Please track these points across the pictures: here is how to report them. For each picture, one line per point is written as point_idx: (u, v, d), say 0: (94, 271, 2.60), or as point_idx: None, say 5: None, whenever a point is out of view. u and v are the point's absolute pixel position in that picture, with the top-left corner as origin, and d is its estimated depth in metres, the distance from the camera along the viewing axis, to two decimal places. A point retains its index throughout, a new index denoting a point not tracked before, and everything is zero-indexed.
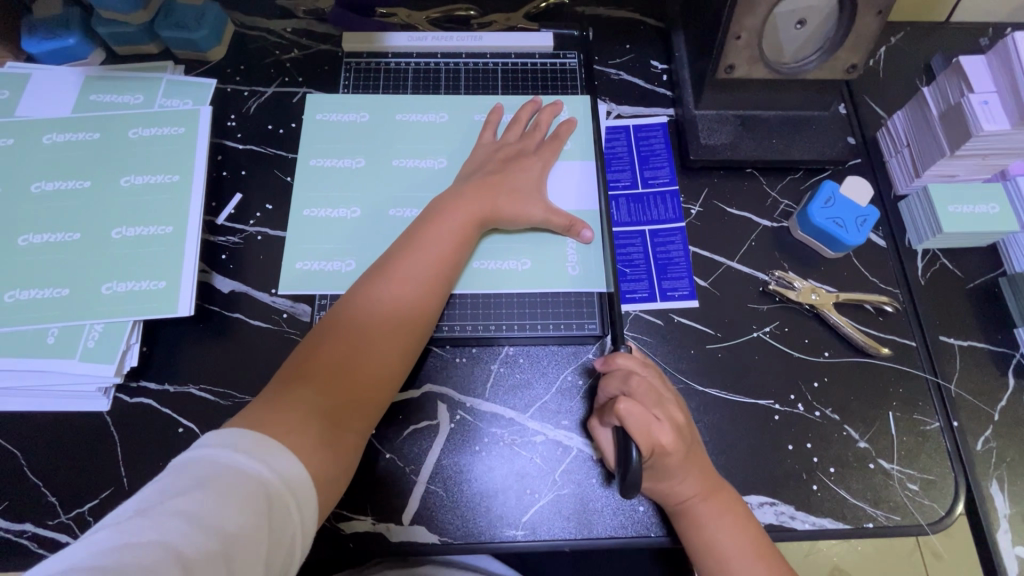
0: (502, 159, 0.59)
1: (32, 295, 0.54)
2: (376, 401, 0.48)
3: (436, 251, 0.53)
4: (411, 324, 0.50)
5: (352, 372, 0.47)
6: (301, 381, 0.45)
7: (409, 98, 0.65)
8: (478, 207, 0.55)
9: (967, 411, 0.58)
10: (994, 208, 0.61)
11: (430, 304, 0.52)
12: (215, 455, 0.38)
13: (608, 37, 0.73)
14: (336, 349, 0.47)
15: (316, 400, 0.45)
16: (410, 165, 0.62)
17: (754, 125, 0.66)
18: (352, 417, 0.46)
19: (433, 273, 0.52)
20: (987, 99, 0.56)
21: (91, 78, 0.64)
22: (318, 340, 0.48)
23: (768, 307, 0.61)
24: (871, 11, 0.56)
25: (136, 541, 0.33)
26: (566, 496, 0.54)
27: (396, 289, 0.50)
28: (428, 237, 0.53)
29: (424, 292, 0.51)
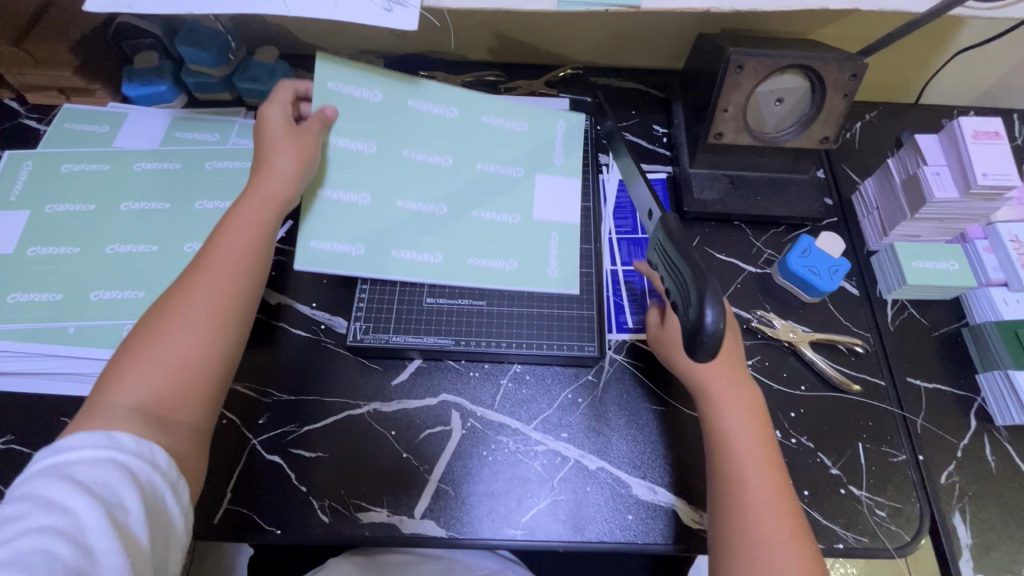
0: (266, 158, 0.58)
1: (112, 295, 0.63)
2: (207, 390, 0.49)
3: (218, 260, 0.53)
4: (224, 319, 0.51)
5: (183, 366, 0.48)
6: (127, 377, 0.46)
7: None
8: (257, 206, 0.56)
9: (932, 447, 0.63)
10: (953, 265, 0.69)
11: (234, 300, 0.52)
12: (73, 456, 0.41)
13: (616, 104, 0.84)
14: (171, 344, 0.48)
15: (136, 394, 0.46)
16: None
17: (741, 184, 0.76)
18: (174, 405, 0.47)
19: (229, 272, 0.52)
20: (939, 170, 0.64)
21: (177, 118, 0.76)
22: (149, 333, 0.48)
23: (750, 342, 0.68)
24: (838, 94, 0.66)
25: (9, 539, 0.37)
26: (563, 501, 0.59)
27: (186, 292, 0.50)
28: (222, 236, 0.54)
29: (226, 292, 0.51)
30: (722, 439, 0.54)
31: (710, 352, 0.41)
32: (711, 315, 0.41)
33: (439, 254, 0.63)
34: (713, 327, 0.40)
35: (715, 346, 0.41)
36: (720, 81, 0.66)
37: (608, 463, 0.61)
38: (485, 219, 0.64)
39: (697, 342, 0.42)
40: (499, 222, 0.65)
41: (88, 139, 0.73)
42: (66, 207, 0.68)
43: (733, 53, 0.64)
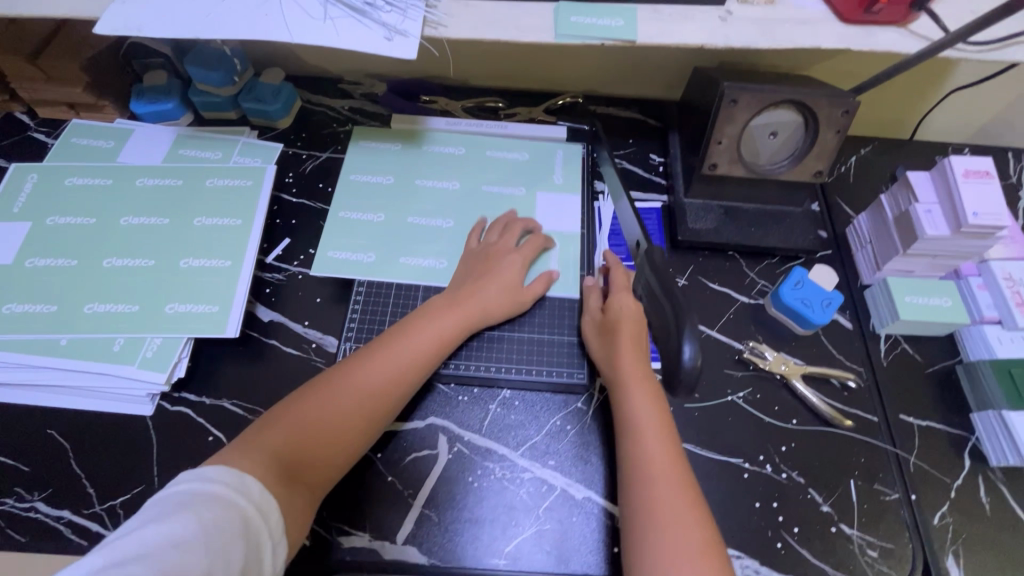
0: (485, 263, 0.68)
1: (106, 308, 0.63)
2: (330, 468, 0.54)
3: (415, 343, 0.60)
4: (366, 416, 0.55)
5: (325, 442, 0.53)
6: (281, 426, 0.53)
7: (429, 169, 0.78)
8: (466, 311, 0.64)
9: (925, 486, 0.62)
10: (946, 301, 0.68)
11: (378, 406, 0.56)
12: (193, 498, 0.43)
13: (613, 132, 0.86)
14: (317, 407, 0.54)
15: (279, 455, 0.51)
16: (422, 223, 0.74)
17: (736, 214, 0.76)
18: (304, 472, 0.52)
19: (411, 355, 0.59)
20: (930, 208, 0.65)
21: (182, 135, 0.77)
22: (309, 391, 0.56)
23: (742, 374, 0.68)
24: (831, 130, 0.67)
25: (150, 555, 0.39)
26: (547, 531, 0.58)
27: (364, 370, 0.57)
28: (414, 327, 0.61)
29: (388, 377, 0.58)
30: (634, 456, 0.56)
31: (688, 384, 0.52)
32: (687, 351, 0.51)
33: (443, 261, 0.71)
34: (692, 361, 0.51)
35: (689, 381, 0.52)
36: (714, 115, 0.67)
37: (595, 493, 0.60)
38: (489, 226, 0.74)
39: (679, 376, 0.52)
40: (502, 231, 0.74)
41: (93, 154, 0.75)
42: (67, 220, 0.69)
43: (727, 87, 0.65)
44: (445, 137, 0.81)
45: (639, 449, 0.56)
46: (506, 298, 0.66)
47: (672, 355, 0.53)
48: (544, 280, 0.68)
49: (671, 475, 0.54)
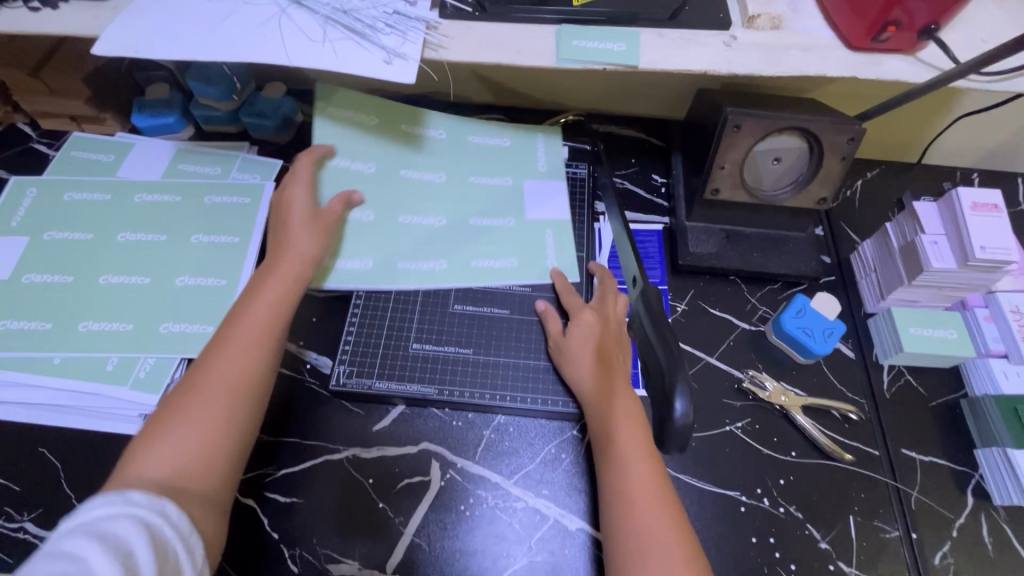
0: (306, 227, 0.65)
1: (100, 327, 0.63)
2: (222, 465, 0.49)
3: (248, 325, 0.56)
4: (238, 396, 0.51)
5: (201, 445, 0.48)
6: (158, 446, 0.47)
7: (407, 198, 0.74)
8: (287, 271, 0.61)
9: (925, 523, 0.61)
10: (952, 333, 0.67)
11: (250, 385, 0.53)
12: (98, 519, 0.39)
13: (616, 152, 0.85)
14: (200, 423, 0.49)
15: (166, 466, 0.46)
16: (413, 266, 0.70)
17: (737, 239, 0.75)
18: (193, 477, 0.47)
19: (253, 342, 0.55)
20: (937, 240, 0.64)
21: (181, 150, 0.77)
22: (191, 402, 0.50)
23: (741, 403, 0.67)
24: (836, 156, 0.66)
25: None
26: (539, 563, 0.58)
27: (223, 363, 0.53)
28: (247, 316, 0.56)
29: (243, 371, 0.53)
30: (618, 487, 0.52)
31: (680, 441, 0.53)
32: (677, 408, 0.52)
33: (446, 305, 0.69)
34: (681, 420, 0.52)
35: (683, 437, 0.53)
36: (717, 140, 0.66)
37: (588, 525, 0.59)
38: (484, 268, 0.71)
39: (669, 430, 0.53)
40: (497, 268, 0.71)
41: (93, 168, 0.75)
42: (65, 235, 0.69)
43: (731, 112, 0.64)
44: (422, 161, 0.77)
45: (620, 475, 0.53)
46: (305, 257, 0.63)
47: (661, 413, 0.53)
48: (556, 317, 0.67)
49: (654, 505, 0.51)
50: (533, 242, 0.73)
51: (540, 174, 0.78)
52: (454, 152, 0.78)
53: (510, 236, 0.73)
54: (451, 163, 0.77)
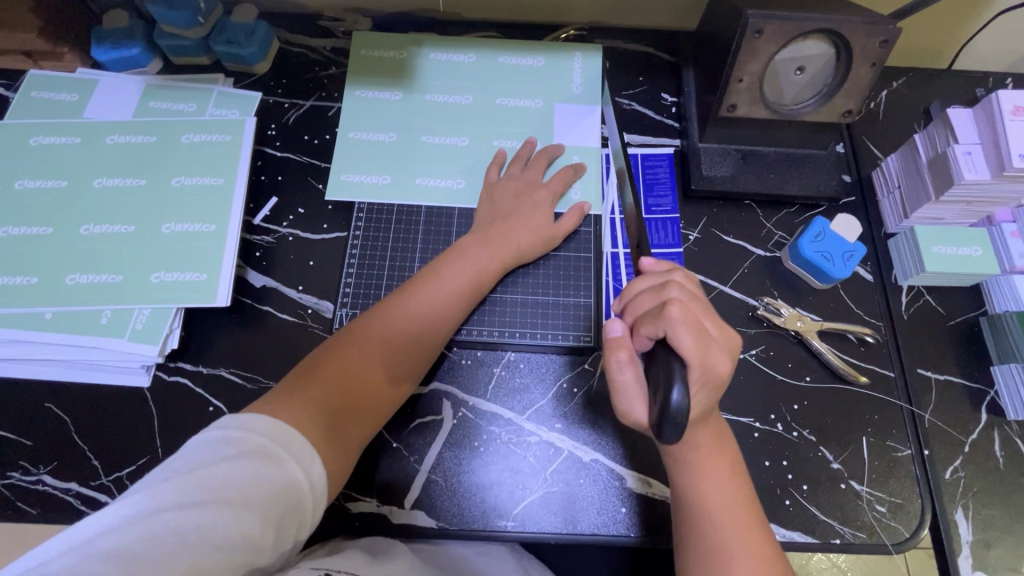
0: (514, 197, 0.65)
1: (89, 279, 0.61)
2: (371, 416, 0.54)
3: (443, 290, 0.59)
4: (398, 354, 0.56)
5: (356, 387, 0.53)
6: (315, 384, 0.51)
7: (429, 125, 0.70)
8: (499, 244, 0.62)
9: (938, 442, 0.61)
10: (977, 251, 0.64)
11: (412, 345, 0.57)
12: (234, 439, 0.43)
13: (622, 68, 0.78)
14: (356, 365, 0.54)
15: (324, 396, 0.51)
16: (431, 184, 0.68)
17: (754, 159, 0.71)
18: (348, 415, 0.52)
19: (463, 301, 0.60)
20: (970, 149, 0.60)
21: (151, 85, 0.71)
22: (360, 338, 0.55)
23: (755, 331, 0.65)
24: (866, 62, 0.60)
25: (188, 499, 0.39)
26: (555, 494, 0.58)
27: (401, 323, 0.57)
28: (451, 273, 0.60)
29: (418, 327, 0.57)
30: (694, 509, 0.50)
31: (675, 434, 0.43)
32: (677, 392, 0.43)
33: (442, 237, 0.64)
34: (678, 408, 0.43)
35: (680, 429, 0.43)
36: (735, 48, 0.60)
37: (602, 455, 0.59)
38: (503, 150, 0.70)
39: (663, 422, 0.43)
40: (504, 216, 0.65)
41: (56, 109, 0.69)
42: (37, 184, 0.64)
43: (751, 15, 0.58)
44: (445, 82, 0.72)
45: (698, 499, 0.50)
46: (537, 237, 0.64)
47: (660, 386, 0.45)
48: (575, 214, 0.65)
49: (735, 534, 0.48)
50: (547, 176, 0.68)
51: (573, 98, 0.72)
52: (479, 66, 0.73)
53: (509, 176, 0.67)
54: (477, 77, 0.72)
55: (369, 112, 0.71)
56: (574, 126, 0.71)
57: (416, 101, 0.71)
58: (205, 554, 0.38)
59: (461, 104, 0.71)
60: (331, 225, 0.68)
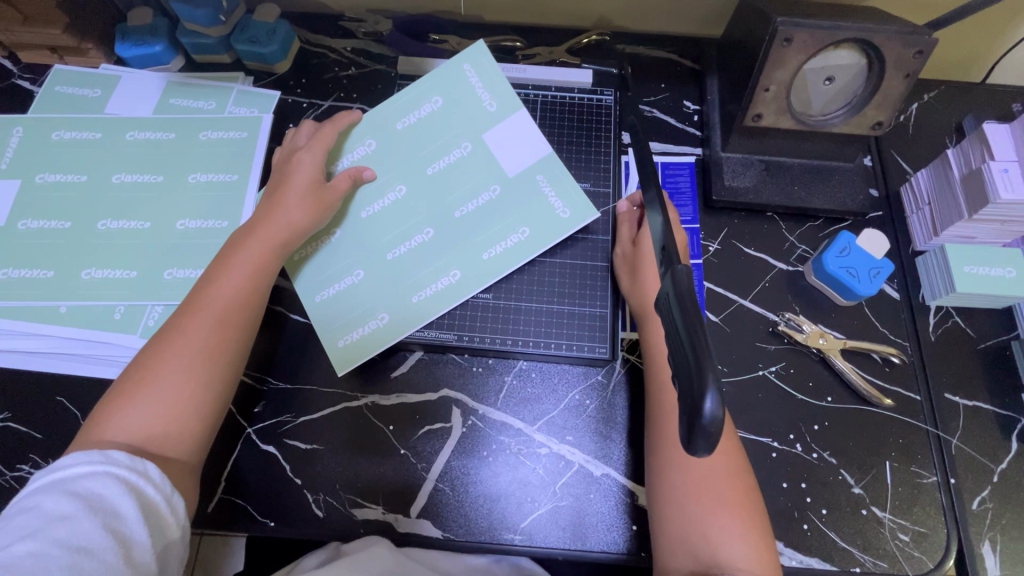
0: (286, 176, 0.62)
1: (105, 274, 0.61)
2: (204, 426, 0.50)
3: (232, 282, 0.54)
4: (213, 360, 0.51)
5: (171, 408, 0.48)
6: (131, 409, 0.47)
7: (429, 146, 0.66)
8: (272, 232, 0.58)
9: (965, 469, 0.59)
10: (1010, 272, 0.62)
11: (227, 345, 0.52)
12: (57, 473, 0.41)
13: (644, 75, 0.77)
14: (181, 375, 0.49)
15: (131, 433, 0.46)
16: (470, 209, 0.64)
17: (778, 170, 0.69)
18: (168, 439, 0.47)
19: (238, 289, 0.54)
20: (1007, 167, 0.58)
21: (172, 82, 0.71)
22: (179, 343, 0.50)
23: (775, 347, 0.63)
24: (899, 74, 0.58)
25: (49, 528, 0.39)
26: (564, 508, 0.57)
27: (183, 333, 0.51)
28: (227, 265, 0.55)
29: (222, 324, 0.52)
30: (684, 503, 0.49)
31: (709, 447, 0.32)
32: (710, 403, 0.31)
33: (457, 274, 0.63)
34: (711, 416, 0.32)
35: (715, 442, 0.32)
36: (763, 55, 0.59)
37: (613, 470, 0.58)
38: (513, 138, 0.66)
39: (692, 433, 0.32)
40: (511, 248, 0.63)
41: (79, 105, 0.69)
42: (57, 177, 0.65)
43: (781, 23, 0.56)
44: (407, 99, 0.68)
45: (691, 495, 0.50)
46: (316, 202, 0.60)
47: (683, 392, 0.34)
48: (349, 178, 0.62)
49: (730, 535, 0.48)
50: (532, 202, 0.64)
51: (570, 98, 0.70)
52: (441, 74, 0.68)
53: (512, 206, 0.64)
54: (445, 84, 0.68)
55: (389, 120, 0.67)
56: (523, 136, 0.66)
57: (381, 128, 0.67)
58: (73, 567, 0.38)
59: (433, 113, 0.67)
60: None
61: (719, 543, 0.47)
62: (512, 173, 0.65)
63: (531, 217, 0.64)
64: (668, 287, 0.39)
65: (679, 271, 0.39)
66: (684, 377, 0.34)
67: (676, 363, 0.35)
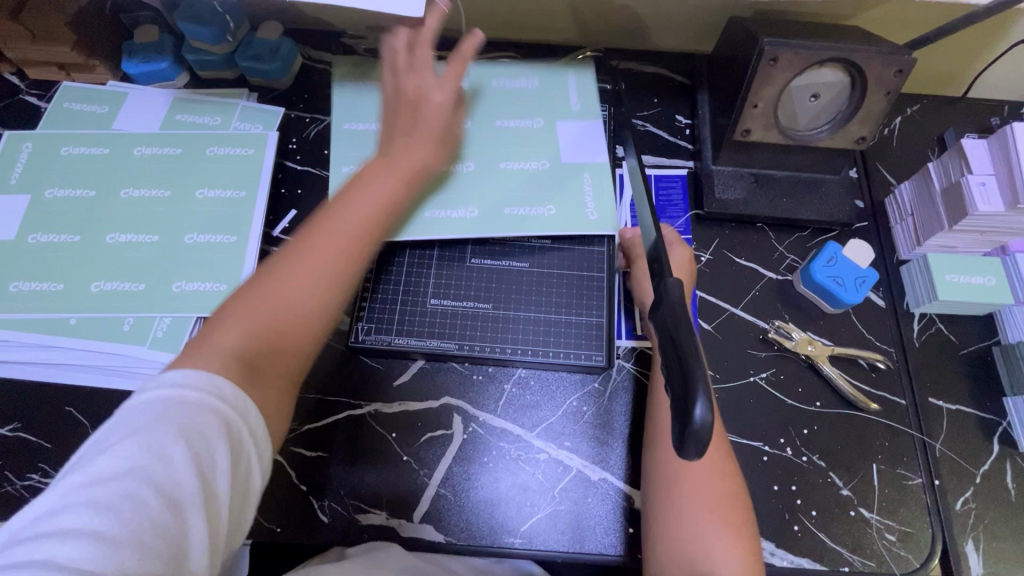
0: (405, 108, 0.60)
1: (113, 287, 0.62)
2: (301, 356, 0.49)
3: (361, 209, 0.53)
4: (329, 287, 0.50)
5: (277, 332, 0.47)
6: (243, 325, 0.46)
7: (508, 108, 0.73)
8: (401, 166, 0.57)
9: (949, 471, 0.61)
10: (990, 280, 0.64)
11: (347, 275, 0.51)
12: (163, 394, 0.41)
13: (637, 90, 0.79)
14: (295, 300, 0.48)
15: (242, 347, 0.45)
16: (513, 168, 0.70)
17: (767, 182, 0.71)
18: (272, 367, 0.46)
19: (363, 216, 0.53)
20: (984, 180, 0.61)
21: (178, 99, 0.73)
22: (299, 262, 0.49)
23: (766, 354, 0.65)
24: (880, 91, 0.61)
25: (142, 462, 0.38)
26: (562, 512, 0.59)
27: (305, 255, 0.50)
28: (358, 193, 0.54)
29: (350, 252, 0.51)
30: (680, 515, 0.50)
31: (698, 452, 0.34)
32: (700, 409, 0.33)
33: (474, 211, 0.67)
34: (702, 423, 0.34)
35: (705, 448, 0.34)
36: (751, 73, 0.61)
37: (611, 474, 0.60)
38: (572, 129, 0.72)
39: (683, 439, 0.34)
40: (533, 217, 0.67)
41: (86, 120, 0.71)
42: (66, 192, 0.66)
43: (767, 43, 0.59)
44: (511, 69, 0.76)
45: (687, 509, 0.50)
46: (432, 144, 0.59)
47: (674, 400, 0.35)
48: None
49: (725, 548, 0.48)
50: (570, 189, 0.68)
51: (573, 114, 0.73)
52: (553, 70, 0.76)
53: (550, 184, 0.69)
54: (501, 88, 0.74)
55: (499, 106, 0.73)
56: (591, 134, 0.72)
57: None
58: (155, 515, 0.37)
59: (527, 87, 0.75)
60: None
61: (716, 557, 0.48)
62: (565, 165, 0.70)
63: (561, 199, 0.68)
64: (659, 299, 0.41)
65: (670, 284, 0.41)
66: (674, 384, 0.36)
67: (667, 371, 0.37)
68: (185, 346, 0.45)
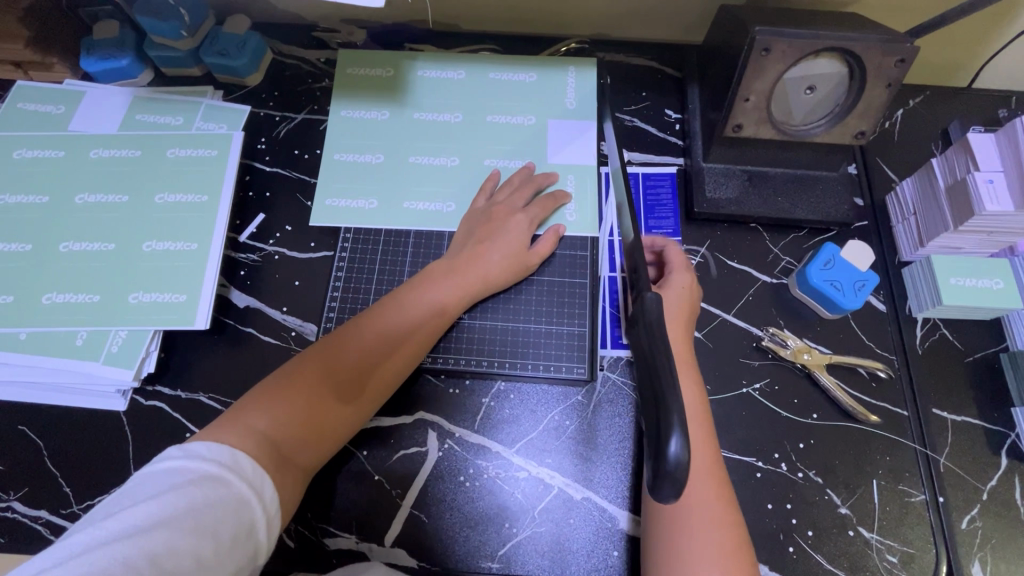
0: (489, 225, 0.61)
1: (67, 299, 0.59)
2: (336, 427, 0.50)
3: (392, 330, 0.54)
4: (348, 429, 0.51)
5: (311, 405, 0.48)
6: (275, 405, 0.47)
7: (499, 101, 0.70)
8: (466, 288, 0.58)
9: (954, 487, 0.57)
10: (997, 283, 0.61)
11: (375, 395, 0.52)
12: (187, 459, 0.40)
13: (625, 84, 0.75)
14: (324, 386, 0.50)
15: (274, 426, 0.46)
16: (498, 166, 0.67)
17: (761, 181, 0.67)
18: (298, 441, 0.47)
19: (399, 346, 0.54)
20: (992, 177, 0.57)
21: (139, 98, 0.69)
22: (330, 363, 0.51)
23: (759, 363, 0.62)
24: (880, 83, 0.57)
25: (149, 526, 0.36)
26: (543, 534, 0.55)
27: (351, 336, 0.53)
28: (409, 302, 0.56)
29: (383, 364, 0.53)
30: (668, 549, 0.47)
31: (674, 493, 0.31)
32: (675, 443, 0.31)
33: (452, 205, 0.66)
34: (676, 461, 0.31)
35: (680, 488, 0.31)
36: (742, 65, 0.57)
37: (594, 494, 0.56)
38: (558, 131, 0.69)
39: (656, 477, 0.31)
40: None
41: (41, 122, 0.67)
42: (19, 198, 0.63)
43: (759, 32, 0.55)
44: (509, 62, 0.72)
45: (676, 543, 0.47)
46: (515, 263, 0.60)
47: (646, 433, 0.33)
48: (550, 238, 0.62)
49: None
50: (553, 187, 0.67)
51: (567, 114, 0.70)
52: (546, 65, 0.73)
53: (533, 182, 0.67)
54: (493, 82, 0.71)
55: (485, 98, 0.70)
56: (577, 133, 0.69)
57: (404, 118, 0.69)
58: None
59: (523, 82, 0.72)
60: (318, 244, 0.65)
61: None
62: (551, 159, 0.68)
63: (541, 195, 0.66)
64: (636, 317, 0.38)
65: (649, 300, 0.38)
66: (648, 413, 0.33)
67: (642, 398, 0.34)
68: (223, 415, 0.46)
